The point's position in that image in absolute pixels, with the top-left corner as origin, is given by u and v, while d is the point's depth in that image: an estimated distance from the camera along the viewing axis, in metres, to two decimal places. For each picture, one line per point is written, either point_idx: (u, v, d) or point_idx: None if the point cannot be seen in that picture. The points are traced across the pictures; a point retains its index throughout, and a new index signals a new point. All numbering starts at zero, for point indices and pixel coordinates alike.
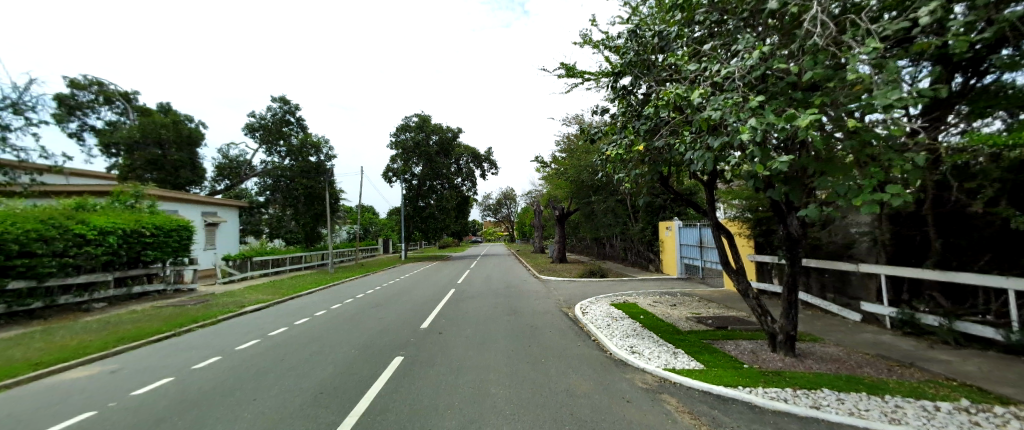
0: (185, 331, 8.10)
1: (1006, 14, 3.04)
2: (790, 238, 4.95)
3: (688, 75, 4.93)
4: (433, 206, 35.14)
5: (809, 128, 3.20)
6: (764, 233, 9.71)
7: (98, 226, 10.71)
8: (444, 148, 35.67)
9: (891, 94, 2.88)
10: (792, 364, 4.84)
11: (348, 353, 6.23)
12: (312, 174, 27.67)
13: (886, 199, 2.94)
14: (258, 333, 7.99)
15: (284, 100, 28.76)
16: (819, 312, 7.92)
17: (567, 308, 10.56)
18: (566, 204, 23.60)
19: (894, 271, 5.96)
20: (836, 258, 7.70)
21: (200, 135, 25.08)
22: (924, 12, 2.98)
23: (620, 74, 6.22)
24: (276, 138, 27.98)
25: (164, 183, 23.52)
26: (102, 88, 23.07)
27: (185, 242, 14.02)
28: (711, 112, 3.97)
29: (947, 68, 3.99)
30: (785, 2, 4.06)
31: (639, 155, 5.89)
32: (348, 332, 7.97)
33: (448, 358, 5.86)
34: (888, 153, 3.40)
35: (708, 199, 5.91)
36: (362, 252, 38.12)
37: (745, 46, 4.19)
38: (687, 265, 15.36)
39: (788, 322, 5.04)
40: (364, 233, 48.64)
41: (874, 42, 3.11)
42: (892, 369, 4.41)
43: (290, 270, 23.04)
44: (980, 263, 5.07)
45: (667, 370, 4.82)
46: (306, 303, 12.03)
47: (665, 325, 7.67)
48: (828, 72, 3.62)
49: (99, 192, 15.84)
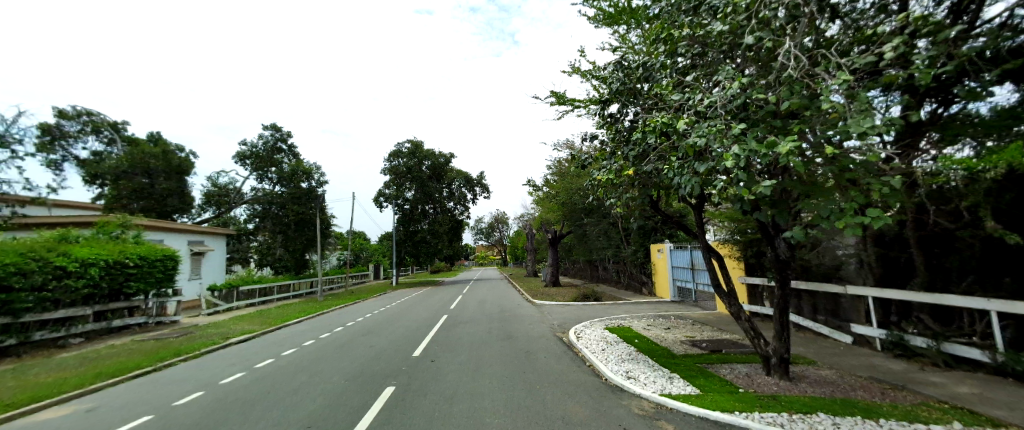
0: (167, 365, 7.82)
1: (965, 50, 3.25)
2: (779, 260, 5.02)
3: (672, 103, 5.11)
4: (425, 230, 35.02)
5: (790, 155, 3.30)
6: (755, 255, 9.83)
7: (80, 258, 10.45)
8: (437, 173, 35.87)
9: (865, 123, 3.01)
10: (787, 388, 4.81)
11: (338, 384, 6.03)
12: (303, 200, 27.55)
13: (867, 221, 3.02)
14: (243, 365, 7.73)
15: (276, 127, 28.82)
16: (812, 334, 7.93)
17: (562, 332, 10.45)
18: (558, 227, 23.63)
19: (881, 293, 6.03)
20: (825, 279, 7.79)
21: (190, 164, 24.95)
22: (890, 47, 3.17)
23: (607, 102, 6.42)
24: (268, 165, 27.84)
25: (150, 211, 23.16)
26: (91, 118, 22.97)
27: (170, 272, 13.69)
28: (696, 138, 4.08)
29: (916, 97, 4.19)
30: (760, 37, 4.28)
31: (628, 179, 6.00)
32: (337, 361, 7.73)
33: (441, 386, 5.70)
34: (868, 177, 3.52)
35: (697, 222, 5.95)
36: (353, 278, 37.52)
37: (726, 77, 4.36)
38: (680, 287, 15.37)
39: (782, 344, 5.04)
40: (355, 259, 48.04)
41: (845, 74, 3.28)
42: (887, 392, 4.41)
43: (278, 299, 22.51)
44: (963, 283, 5.17)
45: (664, 395, 4.75)
46: (294, 333, 11.69)
47: (660, 349, 7.58)
48: (805, 101, 3.77)
49: (82, 223, 15.52)
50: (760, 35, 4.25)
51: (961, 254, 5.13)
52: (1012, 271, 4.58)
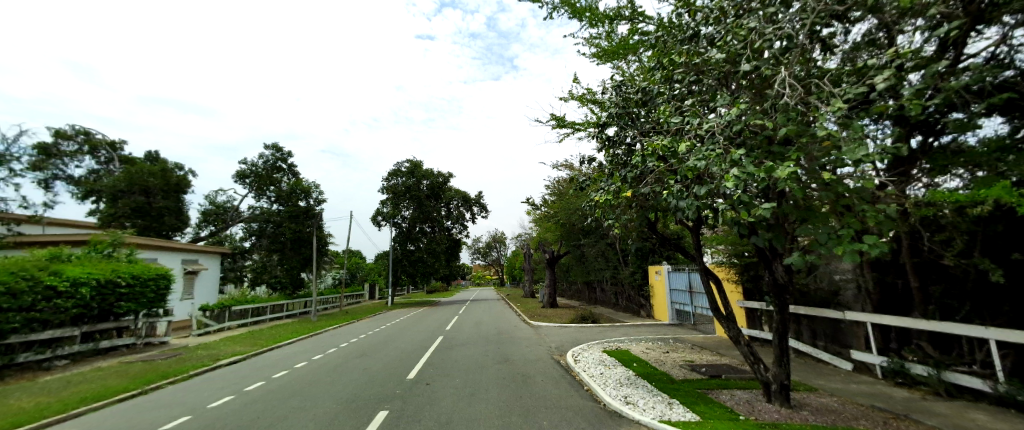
0: (152, 388, 7.59)
1: (952, 83, 3.37)
2: (777, 284, 5.03)
3: (671, 127, 5.20)
4: (423, 250, 34.81)
5: (788, 180, 3.31)
6: (752, 278, 9.85)
7: (72, 276, 10.31)
8: (435, 192, 35.94)
9: (859, 151, 3.05)
10: (787, 415, 4.72)
11: (331, 407, 5.91)
12: (300, 219, 27.47)
13: (865, 248, 3.02)
14: (232, 389, 7.50)
15: (276, 146, 28.94)
16: (811, 360, 7.82)
17: (559, 355, 10.27)
18: (556, 247, 23.61)
19: (880, 319, 6.00)
20: (823, 304, 7.76)
21: (187, 182, 24.82)
22: (880, 79, 3.28)
23: (605, 125, 6.55)
24: (266, 184, 27.85)
25: (145, 230, 23.04)
26: (89, 137, 23.26)
27: (162, 292, 13.50)
28: (696, 162, 4.09)
29: (906, 127, 4.27)
30: (757, 66, 4.42)
31: (626, 200, 6.01)
32: (329, 385, 7.53)
33: (436, 410, 5.60)
34: (864, 204, 3.56)
35: (695, 244, 5.93)
36: (347, 298, 37.01)
37: (724, 103, 4.46)
38: (679, 310, 15.24)
39: (781, 370, 4.96)
40: (350, 278, 47.47)
41: (838, 103, 3.37)
42: (889, 421, 4.33)
43: (269, 320, 22.06)
44: (960, 312, 5.19)
45: (664, 421, 4.66)
46: (285, 354, 11.42)
47: (658, 373, 7.46)
48: (800, 127, 3.82)
49: (75, 241, 15.38)
50: (757, 64, 4.38)
51: (956, 282, 5.17)
52: (1009, 297, 4.56)
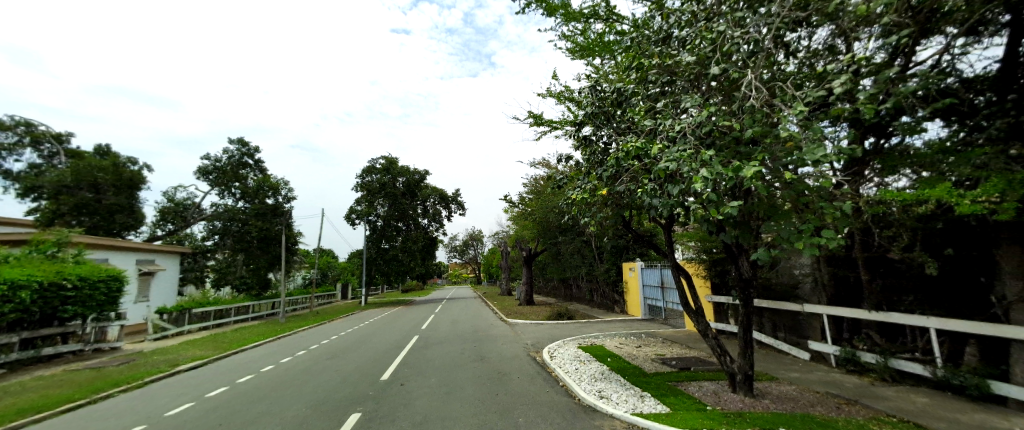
0: (103, 397, 7.14)
1: (902, 88, 3.59)
2: (742, 279, 5.22)
3: (644, 128, 5.29)
4: (397, 248, 34.22)
5: (753, 179, 3.43)
6: (720, 274, 10.22)
7: (9, 279, 9.53)
8: (410, 189, 35.40)
9: (818, 151, 3.20)
10: (751, 404, 4.92)
11: (301, 410, 5.73)
12: (267, 217, 26.54)
13: (822, 243, 3.18)
14: (193, 395, 7.15)
15: (242, 141, 27.72)
16: (773, 350, 8.19)
17: (536, 352, 10.34)
18: (533, 245, 23.71)
19: (835, 311, 6.33)
20: (784, 297, 8.13)
21: (142, 177, 23.37)
22: (837, 83, 3.45)
23: (581, 124, 6.62)
24: (231, 180, 26.64)
25: (94, 229, 21.66)
26: (30, 129, 21.65)
27: (114, 294, 12.68)
28: (668, 162, 4.17)
29: (860, 129, 4.51)
30: (724, 68, 4.55)
31: (602, 198, 6.10)
32: (299, 388, 7.30)
33: (410, 411, 5.52)
34: (822, 201, 3.73)
35: (667, 241, 6.07)
36: (318, 299, 35.97)
37: (694, 105, 4.58)
38: (651, 306, 15.63)
39: (746, 361, 5.16)
40: (321, 278, 46.12)
41: (800, 106, 3.52)
42: (841, 406, 4.59)
43: (234, 323, 21.18)
44: (905, 303, 5.56)
45: (636, 414, 4.76)
46: (251, 358, 10.99)
47: (631, 367, 7.62)
48: (765, 128, 3.97)
49: (14, 240, 14.25)
50: (724, 67, 4.51)
51: (902, 276, 5.52)
52: None
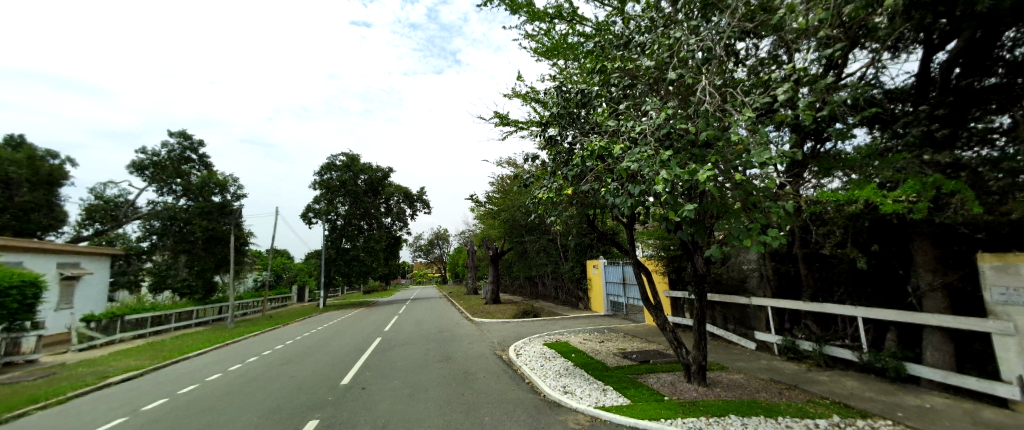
0: (16, 416, 6.37)
1: (837, 97, 3.87)
2: (697, 274, 5.45)
3: (608, 129, 5.38)
4: (359, 248, 33.07)
5: (707, 180, 3.57)
6: (677, 270, 10.64)
7: None
8: (372, 187, 34.33)
9: (764, 154, 3.39)
10: (704, 393, 5.15)
11: (252, 420, 5.39)
12: (213, 216, 24.94)
13: (768, 240, 3.36)
14: (127, 409, 6.54)
15: (185, 134, 25.72)
16: (724, 342, 8.63)
17: (501, 350, 10.32)
18: (499, 244, 23.66)
19: (778, 303, 6.76)
20: (734, 291, 8.58)
21: (62, 173, 21.39)
22: (781, 91, 3.66)
23: (547, 125, 6.66)
24: (172, 177, 24.69)
25: (3, 229, 19.31)
26: None
27: (30, 302, 11.34)
28: (630, 163, 4.26)
29: (801, 134, 4.83)
30: (681, 74, 4.71)
31: (567, 198, 6.16)
32: (250, 396, 6.88)
33: (371, 415, 5.33)
34: (767, 201, 3.95)
35: (628, 238, 6.23)
36: (270, 302, 34.12)
37: (654, 108, 4.70)
38: (613, 302, 16.05)
39: (700, 352, 5.39)
40: (275, 280, 43.74)
41: (749, 112, 3.71)
42: (783, 391, 4.91)
43: (175, 330, 19.65)
44: (837, 294, 6.04)
45: (598, 407, 4.86)
46: (195, 367, 10.23)
47: (594, 362, 7.78)
48: (718, 132, 4.15)
49: None
50: (681, 72, 4.67)
51: (836, 269, 5.98)
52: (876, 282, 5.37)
